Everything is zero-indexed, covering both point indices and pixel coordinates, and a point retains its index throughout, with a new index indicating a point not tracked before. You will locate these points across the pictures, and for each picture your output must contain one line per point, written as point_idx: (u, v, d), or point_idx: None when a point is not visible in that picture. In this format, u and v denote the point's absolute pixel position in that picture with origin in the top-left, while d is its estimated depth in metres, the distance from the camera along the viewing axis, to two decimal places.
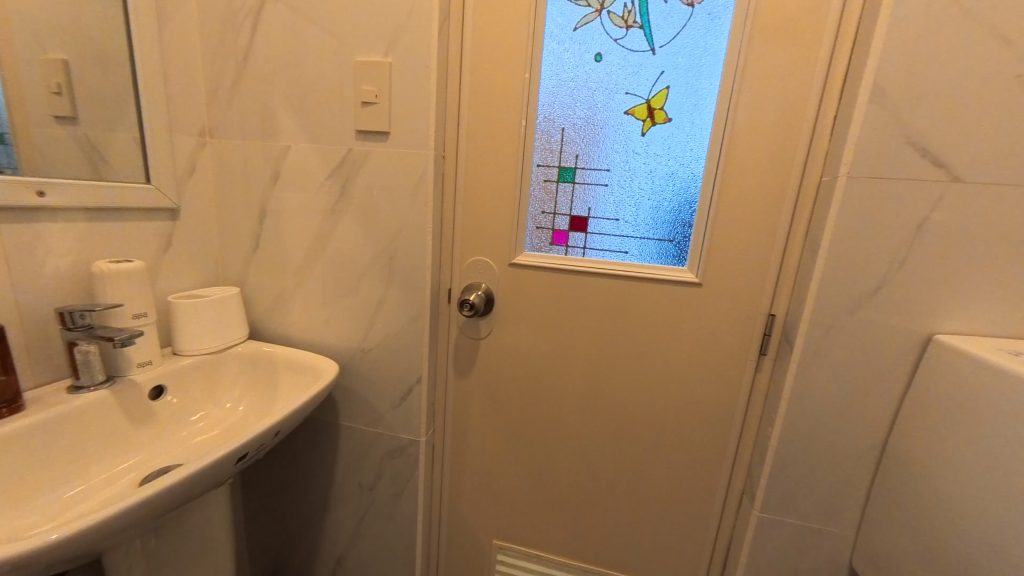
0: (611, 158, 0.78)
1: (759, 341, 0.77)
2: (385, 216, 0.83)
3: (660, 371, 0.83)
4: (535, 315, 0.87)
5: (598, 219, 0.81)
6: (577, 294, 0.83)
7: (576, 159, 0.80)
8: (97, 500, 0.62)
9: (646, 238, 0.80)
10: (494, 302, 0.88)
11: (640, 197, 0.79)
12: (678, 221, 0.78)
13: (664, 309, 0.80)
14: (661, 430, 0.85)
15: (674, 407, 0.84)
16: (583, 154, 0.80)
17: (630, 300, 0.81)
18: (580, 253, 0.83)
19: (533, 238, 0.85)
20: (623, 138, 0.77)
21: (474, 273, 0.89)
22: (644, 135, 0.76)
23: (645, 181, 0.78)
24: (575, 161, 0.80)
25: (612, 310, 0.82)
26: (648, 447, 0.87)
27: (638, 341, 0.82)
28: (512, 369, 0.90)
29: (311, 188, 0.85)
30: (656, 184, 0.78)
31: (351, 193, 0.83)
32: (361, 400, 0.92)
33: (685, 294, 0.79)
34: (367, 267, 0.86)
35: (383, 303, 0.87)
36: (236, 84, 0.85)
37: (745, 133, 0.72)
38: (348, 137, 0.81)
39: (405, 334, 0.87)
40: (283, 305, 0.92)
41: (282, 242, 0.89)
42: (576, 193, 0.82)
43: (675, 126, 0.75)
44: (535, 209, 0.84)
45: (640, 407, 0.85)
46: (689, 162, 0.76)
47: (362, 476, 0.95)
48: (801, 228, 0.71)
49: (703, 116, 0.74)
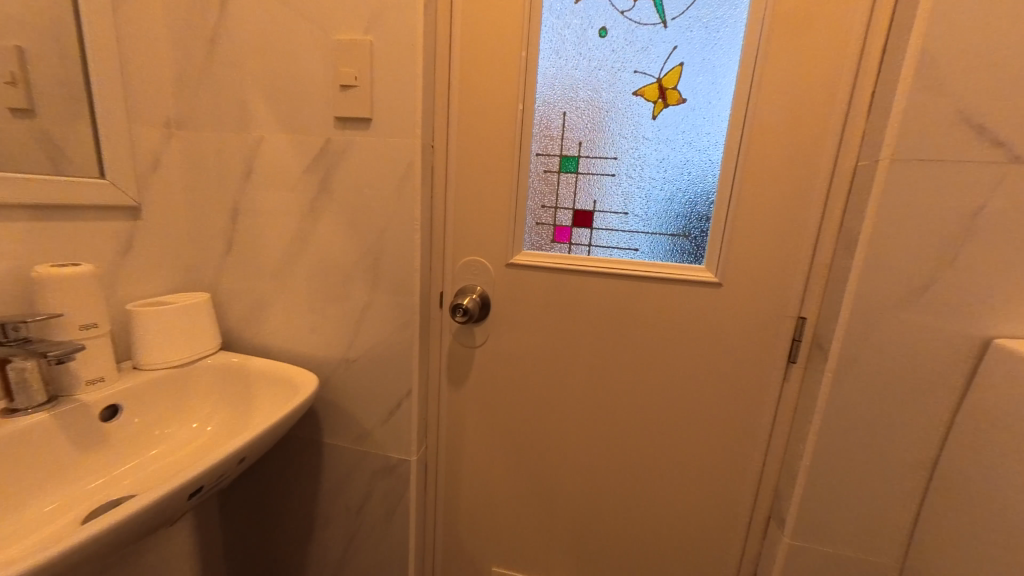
0: (618, 146, 0.71)
1: (788, 348, 0.68)
2: (369, 212, 0.75)
3: (674, 381, 0.75)
4: (536, 321, 0.78)
5: (604, 214, 0.73)
6: (582, 296, 0.76)
7: (579, 147, 0.72)
8: (29, 542, 0.53)
9: (657, 234, 0.72)
10: (490, 306, 0.79)
11: (650, 189, 0.71)
12: (693, 214, 0.70)
13: (679, 313, 0.72)
14: (677, 446, 0.77)
15: (691, 420, 0.75)
16: (587, 141, 0.72)
17: (641, 302, 0.73)
18: (585, 252, 0.75)
19: (533, 235, 0.77)
20: (631, 122, 0.70)
21: (468, 275, 0.80)
22: (655, 119, 0.68)
23: (656, 171, 0.70)
24: (578, 149, 0.72)
25: (621, 314, 0.74)
26: (662, 465, 0.79)
27: (650, 348, 0.74)
28: (511, 379, 0.82)
29: (287, 183, 0.78)
30: (668, 174, 0.70)
31: (332, 187, 0.76)
32: (346, 415, 0.84)
33: (702, 295, 0.70)
34: (350, 269, 0.78)
35: (369, 307, 0.79)
36: (203, 70, 0.77)
37: (770, 114, 0.64)
38: (326, 126, 0.73)
39: (393, 342, 0.79)
40: (260, 311, 0.84)
41: (257, 243, 0.81)
42: (580, 185, 0.74)
43: (689, 108, 0.67)
44: (533, 203, 0.76)
45: (652, 420, 0.77)
46: (706, 148, 0.67)
47: (349, 497, 0.87)
48: (834, 219, 0.63)
49: (721, 95, 0.66)
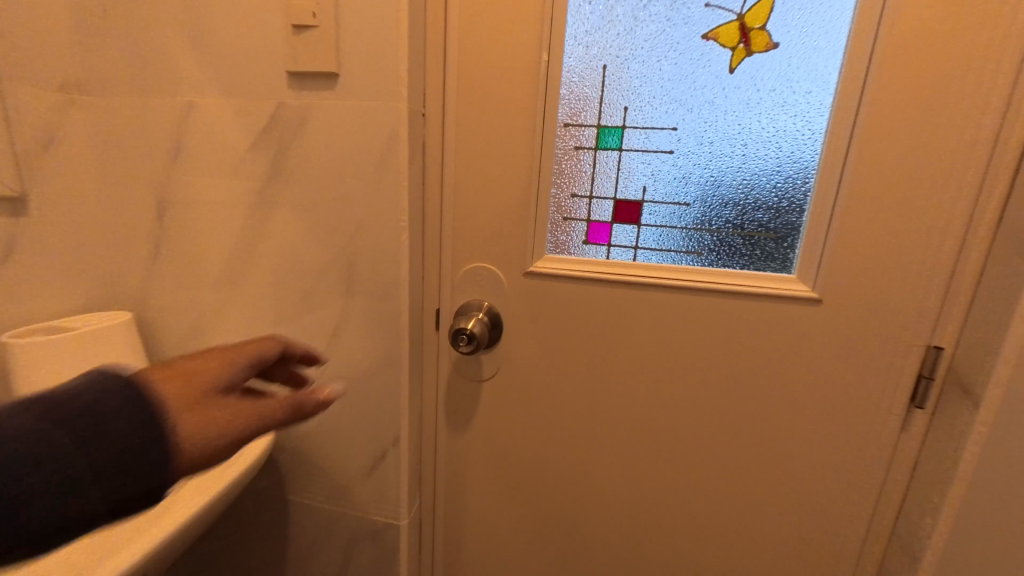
0: (679, 113, 0.51)
1: (912, 387, 0.51)
2: (339, 202, 0.56)
3: (748, 428, 0.56)
4: (563, 350, 0.59)
5: (657, 206, 0.54)
6: (626, 317, 0.56)
7: (624, 114, 0.53)
8: None
9: (731, 232, 0.52)
10: (501, 328, 0.60)
11: (721, 172, 0.51)
12: (782, 206, 0.50)
13: (760, 340, 0.53)
14: (751, 514, 0.58)
15: (772, 481, 0.56)
16: (635, 106, 0.52)
17: (708, 325, 0.54)
18: (629, 256, 0.56)
19: (558, 234, 0.57)
20: (698, 77, 0.50)
21: (471, 286, 0.60)
22: (732, 73, 0.49)
23: (731, 147, 0.50)
24: (622, 116, 0.53)
25: (680, 340, 0.55)
26: (731, 539, 0.59)
27: (717, 386, 0.55)
28: (532, 428, 0.62)
29: (229, 165, 0.58)
30: (748, 151, 0.50)
31: (289, 169, 0.56)
32: (316, 465, 0.65)
33: (794, 316, 0.51)
34: (316, 280, 0.59)
35: (343, 329, 0.60)
36: (112, 13, 0.57)
37: (909, 57, 0.44)
38: (277, 86, 0.54)
39: (375, 374, 0.60)
40: (201, 334, 0.65)
41: (194, 245, 0.62)
42: (624, 166, 0.54)
43: (783, 55, 0.48)
44: (560, 191, 0.56)
45: (718, 480, 0.58)
46: (804, 113, 0.48)
47: (323, 567, 0.69)
48: (991, 211, 0.45)
49: (831, 35, 0.46)
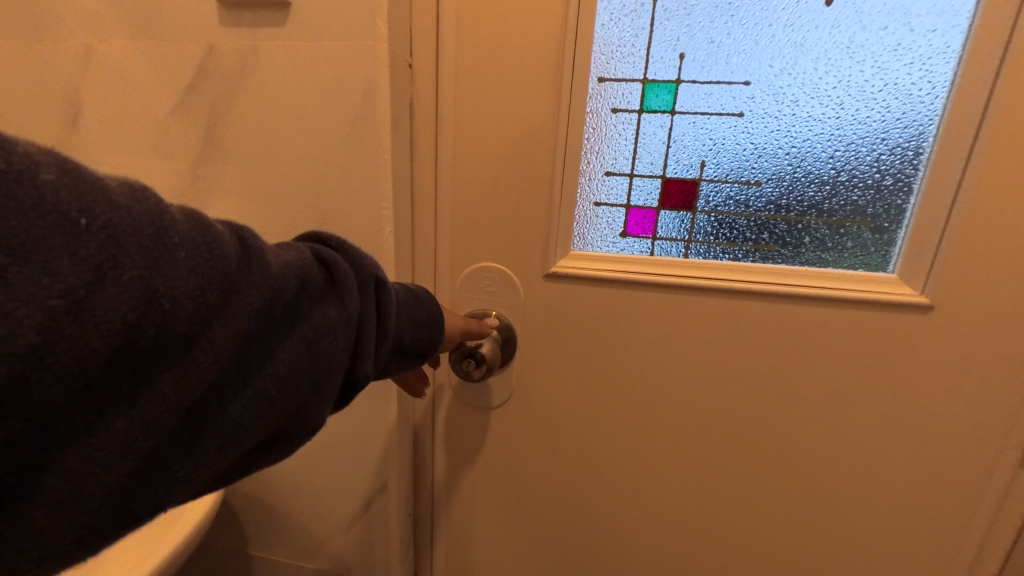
0: (755, 62, 0.39)
1: None
2: (299, 183, 0.42)
3: (827, 468, 0.44)
4: (593, 370, 0.46)
5: (719, 188, 0.42)
6: (674, 331, 0.44)
7: (679, 65, 0.40)
8: None
9: (814, 219, 0.41)
10: (513, 344, 0.47)
11: (807, 141, 0.39)
12: (884, 184, 0.39)
13: (848, 358, 0.41)
14: (823, 568, 0.47)
15: (853, 530, 0.45)
16: (694, 54, 0.40)
17: (780, 339, 0.42)
18: (680, 253, 0.44)
19: (587, 225, 0.44)
20: (782, 12, 0.38)
21: (476, 291, 0.46)
22: (828, 5, 0.37)
23: (821, 107, 0.39)
24: (677, 67, 0.40)
25: (742, 358, 0.43)
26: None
27: (788, 417, 0.44)
28: (550, 466, 0.50)
29: (147, 135, 0.43)
30: (844, 112, 0.39)
31: (227, 140, 0.42)
32: (282, 514, 0.52)
33: (894, 328, 0.40)
34: None
35: None
36: None
37: None
38: (206, 25, 0.39)
39: (355, 402, 0.48)
40: None
41: None
42: (677, 134, 0.41)
43: None
44: (592, 167, 0.43)
45: (786, 529, 0.47)
46: (923, 59, 0.36)
47: None
48: None
49: None
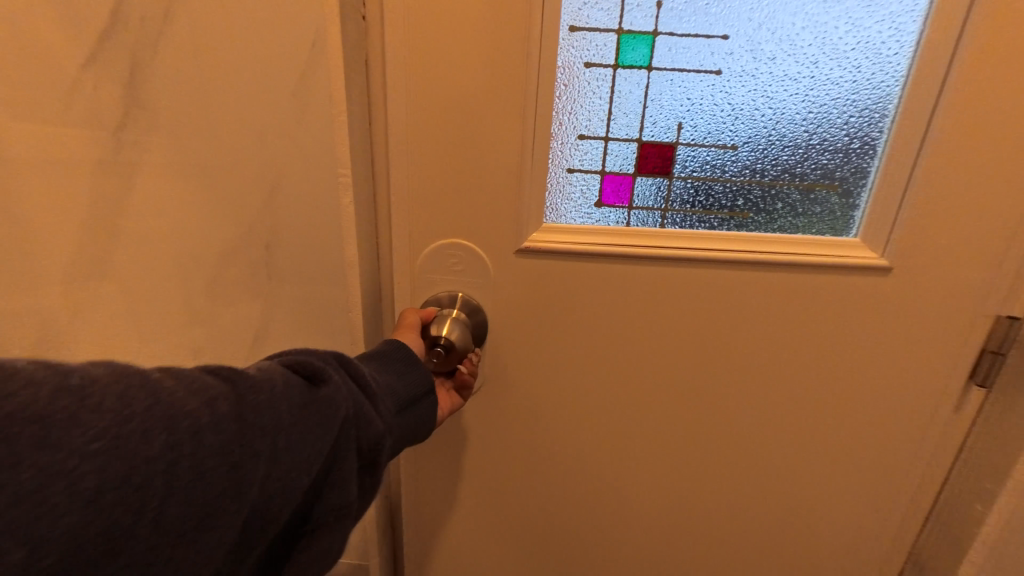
0: (734, 16, 0.38)
1: (975, 365, 0.42)
2: (243, 150, 0.38)
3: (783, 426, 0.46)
4: (563, 344, 0.45)
5: (696, 153, 0.41)
6: (650, 303, 0.43)
7: (657, 14, 0.38)
8: None
9: (784, 184, 0.41)
10: (485, 327, 0.45)
11: (780, 102, 0.39)
12: (851, 147, 0.40)
13: (814, 322, 0.43)
14: (782, 520, 0.50)
15: (809, 480, 0.48)
16: (672, 3, 0.38)
17: (753, 307, 0.43)
18: (657, 221, 0.43)
19: (561, 193, 0.43)
20: None
21: (441, 271, 0.44)
22: None
23: (797, 66, 0.39)
24: (654, 17, 0.38)
25: (715, 328, 0.44)
26: (759, 550, 0.51)
27: (756, 381, 0.45)
28: (522, 440, 0.49)
29: (47, 91, 0.37)
30: (816, 74, 0.39)
31: (149, 99, 0.37)
32: None
33: (857, 290, 0.41)
34: (222, 265, 0.42)
35: (269, 330, 0.44)
36: None
37: None
38: None
39: None
40: None
41: None
42: (653, 94, 0.40)
43: None
44: (565, 128, 0.41)
45: (750, 486, 0.48)
46: (891, 17, 0.37)
47: None
48: None
49: None
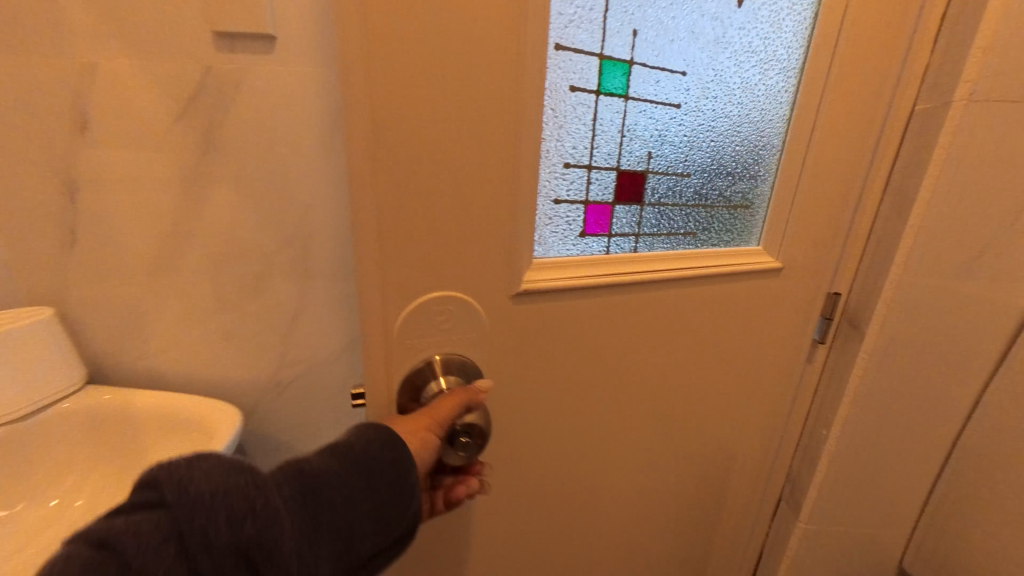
0: (691, 56, 0.44)
1: (817, 327, 0.58)
2: (288, 177, 0.53)
3: (717, 404, 0.56)
4: (557, 378, 0.44)
5: (660, 180, 0.48)
6: (633, 326, 0.46)
7: (632, 44, 0.41)
8: None
9: (714, 205, 0.51)
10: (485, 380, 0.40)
11: (715, 138, 0.49)
12: (757, 173, 0.51)
13: (742, 320, 0.52)
14: None
15: None
16: (644, 37, 0.42)
17: (708, 315, 0.50)
18: (631, 244, 0.47)
19: (551, 222, 0.42)
20: (706, 11, 0.43)
21: (432, 327, 0.36)
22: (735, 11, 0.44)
23: (726, 107, 0.48)
24: (630, 49, 0.41)
25: (682, 339, 0.50)
26: (701, 504, 0.62)
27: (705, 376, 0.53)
28: (525, 477, 0.47)
29: (146, 136, 0.52)
30: (738, 113, 0.49)
31: (218, 146, 0.52)
32: (282, 451, 0.65)
33: (767, 289, 0.53)
34: (269, 262, 0.57)
35: (300, 312, 0.59)
36: None
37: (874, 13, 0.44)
38: (201, 49, 0.48)
39: (341, 352, 0.61)
40: (134, 326, 0.59)
41: (111, 225, 0.55)
42: (629, 125, 0.44)
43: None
44: (554, 154, 0.40)
45: (693, 463, 0.58)
46: (784, 69, 0.47)
47: None
48: None
49: None
